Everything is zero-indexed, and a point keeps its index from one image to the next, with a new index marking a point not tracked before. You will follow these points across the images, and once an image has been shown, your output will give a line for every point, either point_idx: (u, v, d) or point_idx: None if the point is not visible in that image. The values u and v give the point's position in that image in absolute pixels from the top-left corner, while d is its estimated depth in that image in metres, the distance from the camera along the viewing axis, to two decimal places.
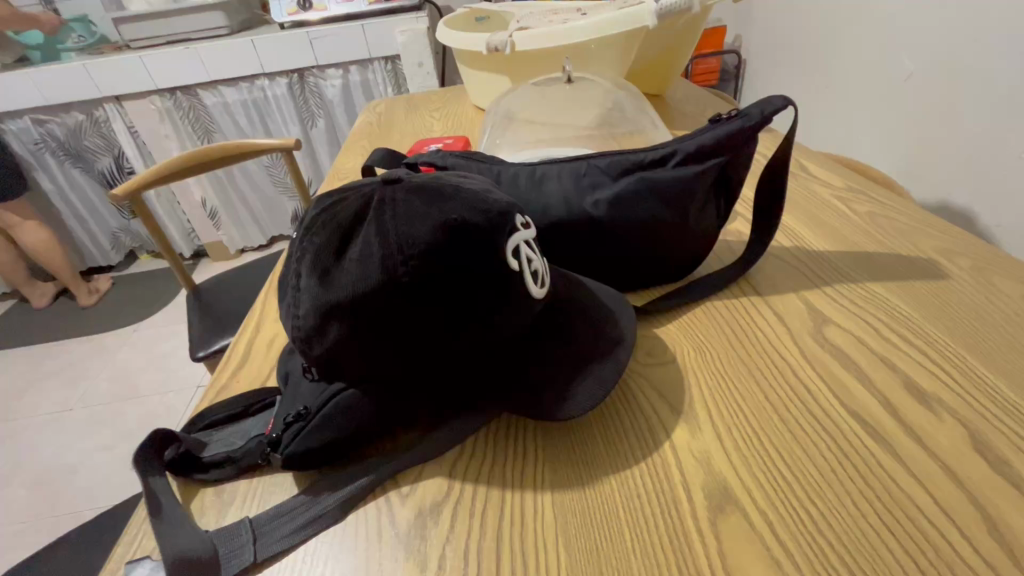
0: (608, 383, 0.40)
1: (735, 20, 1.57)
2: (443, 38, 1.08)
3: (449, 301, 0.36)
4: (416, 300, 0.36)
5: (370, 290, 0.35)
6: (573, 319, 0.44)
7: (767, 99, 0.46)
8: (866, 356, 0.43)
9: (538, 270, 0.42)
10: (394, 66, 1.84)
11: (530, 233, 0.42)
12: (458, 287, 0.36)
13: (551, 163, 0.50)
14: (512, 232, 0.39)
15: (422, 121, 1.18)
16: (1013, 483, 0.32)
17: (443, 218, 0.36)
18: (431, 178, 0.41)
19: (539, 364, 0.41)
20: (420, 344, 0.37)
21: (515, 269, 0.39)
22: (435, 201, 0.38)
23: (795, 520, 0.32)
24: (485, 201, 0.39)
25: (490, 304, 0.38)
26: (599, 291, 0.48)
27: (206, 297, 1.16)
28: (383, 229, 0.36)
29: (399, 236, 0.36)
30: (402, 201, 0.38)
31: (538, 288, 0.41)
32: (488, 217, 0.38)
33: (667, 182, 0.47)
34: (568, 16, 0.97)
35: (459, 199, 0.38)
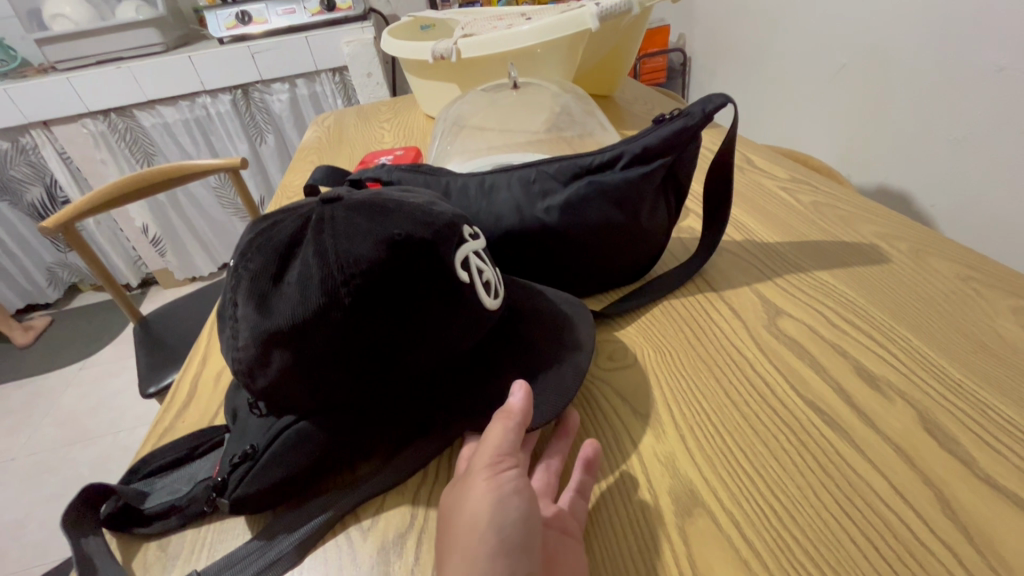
0: (571, 389, 0.39)
1: (677, 20, 1.60)
2: (388, 48, 1.07)
3: (401, 318, 0.35)
4: (363, 321, 0.34)
5: (311, 315, 0.33)
6: (531, 328, 0.44)
7: (707, 97, 0.46)
8: (820, 346, 0.43)
9: (491, 281, 0.41)
10: (343, 77, 1.81)
11: (480, 244, 0.42)
12: (405, 305, 0.35)
13: (500, 172, 0.49)
14: (460, 243, 0.39)
15: (373, 132, 1.16)
16: (961, 461, 0.33)
17: (385, 234, 0.35)
18: (373, 194, 0.40)
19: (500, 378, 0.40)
20: (371, 366, 0.35)
21: (466, 280, 0.38)
22: (376, 214, 0.36)
23: (760, 516, 0.32)
24: (429, 213, 0.38)
25: (443, 320, 0.37)
26: (558, 295, 0.48)
27: (154, 330, 1.10)
28: (320, 249, 0.35)
29: (338, 255, 0.34)
30: (342, 218, 0.36)
31: (491, 299, 0.41)
32: (434, 229, 0.37)
33: (616, 184, 0.47)
34: (513, 22, 0.99)
35: (402, 213, 0.37)
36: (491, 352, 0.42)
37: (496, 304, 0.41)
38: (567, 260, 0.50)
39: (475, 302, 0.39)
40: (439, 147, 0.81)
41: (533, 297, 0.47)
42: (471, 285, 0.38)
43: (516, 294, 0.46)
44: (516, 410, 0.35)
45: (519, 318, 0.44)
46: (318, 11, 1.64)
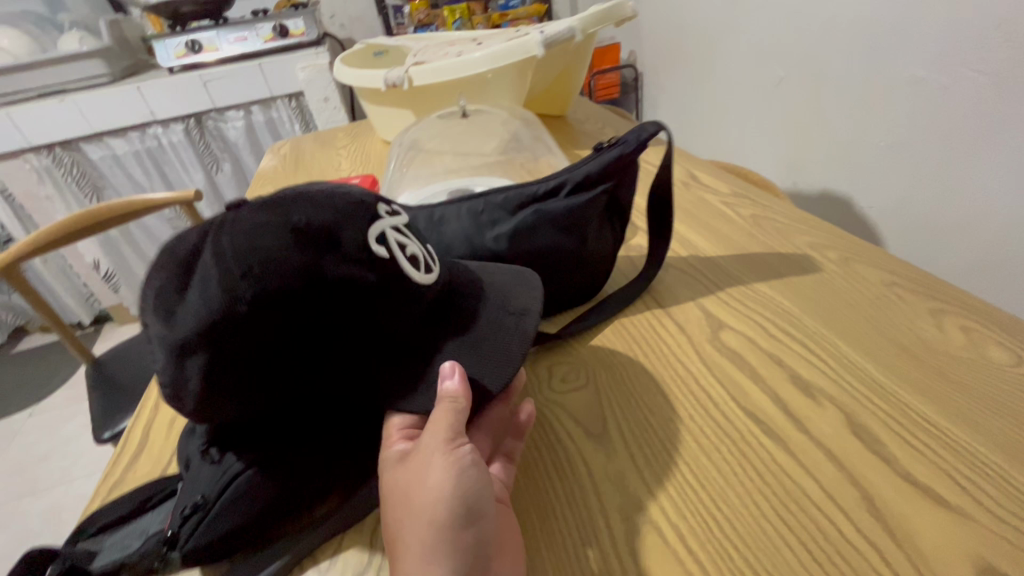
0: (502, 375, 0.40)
1: (626, 38, 1.66)
2: (341, 77, 1.08)
3: (322, 307, 0.35)
4: (279, 314, 0.33)
5: (218, 317, 0.32)
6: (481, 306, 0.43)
7: (642, 126, 0.49)
8: (759, 357, 0.46)
9: (418, 256, 0.41)
10: (299, 102, 1.79)
11: (400, 220, 0.42)
12: (319, 294, 0.34)
13: (449, 204, 0.51)
14: (375, 220, 0.39)
15: (330, 159, 1.16)
16: (884, 460, 0.36)
17: (283, 227, 0.34)
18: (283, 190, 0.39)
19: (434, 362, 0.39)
20: (302, 356, 0.35)
21: (384, 254, 0.38)
22: (279, 210, 0.36)
23: (704, 529, 0.34)
24: (330, 198, 0.38)
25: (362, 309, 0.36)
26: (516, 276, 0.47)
27: (107, 372, 1.05)
28: (221, 251, 0.33)
29: (236, 251, 0.33)
30: (241, 216, 0.35)
31: (422, 273, 0.40)
32: (337, 213, 0.37)
33: (561, 211, 0.49)
34: (463, 49, 1.02)
35: (306, 207, 0.36)
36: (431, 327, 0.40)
37: (429, 281, 0.41)
38: None
39: (398, 279, 0.38)
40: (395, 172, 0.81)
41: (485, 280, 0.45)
42: (392, 257, 0.38)
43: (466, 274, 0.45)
44: (460, 393, 0.36)
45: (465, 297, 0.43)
46: (270, 38, 1.64)
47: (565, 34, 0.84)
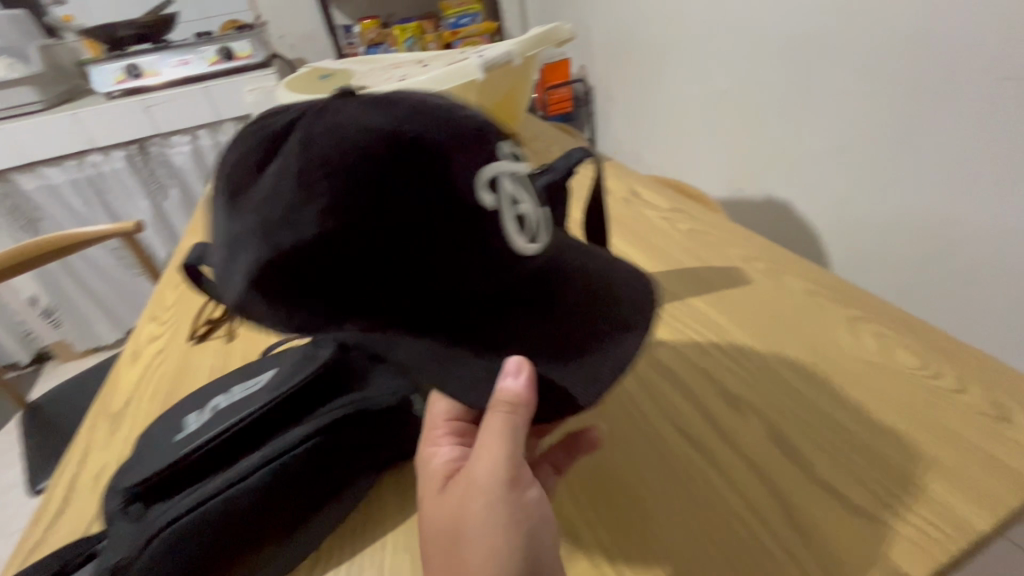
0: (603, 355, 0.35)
1: (575, 54, 1.70)
2: (285, 101, 1.07)
3: (392, 229, 0.31)
4: (346, 223, 0.31)
5: (287, 199, 0.31)
6: (582, 281, 0.38)
7: (569, 153, 0.51)
8: (691, 372, 0.47)
9: (528, 218, 0.35)
10: (249, 124, 1.76)
11: (520, 169, 0.36)
12: (396, 227, 0.31)
13: None
14: (489, 161, 0.34)
15: None
16: (799, 465, 0.38)
17: (372, 133, 0.31)
18: (418, 94, 0.36)
19: (515, 314, 0.34)
20: (355, 273, 0.31)
21: (487, 202, 0.33)
22: (389, 113, 0.33)
23: (630, 554, 0.35)
24: (446, 113, 0.34)
25: (435, 242, 0.32)
26: (610, 256, 0.43)
27: (43, 418, 1.00)
28: (310, 137, 0.32)
29: (321, 141, 0.31)
30: (349, 108, 0.34)
31: (527, 241, 0.35)
32: (447, 129, 0.33)
33: None
34: (409, 71, 1.03)
35: (417, 118, 0.33)
36: (532, 277, 0.35)
37: (533, 250, 0.35)
38: None
39: (497, 234, 0.33)
40: None
41: (580, 254, 0.41)
42: (496, 207, 0.34)
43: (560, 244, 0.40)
44: (519, 399, 0.30)
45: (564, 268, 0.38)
46: (215, 61, 1.62)
47: (504, 58, 0.85)
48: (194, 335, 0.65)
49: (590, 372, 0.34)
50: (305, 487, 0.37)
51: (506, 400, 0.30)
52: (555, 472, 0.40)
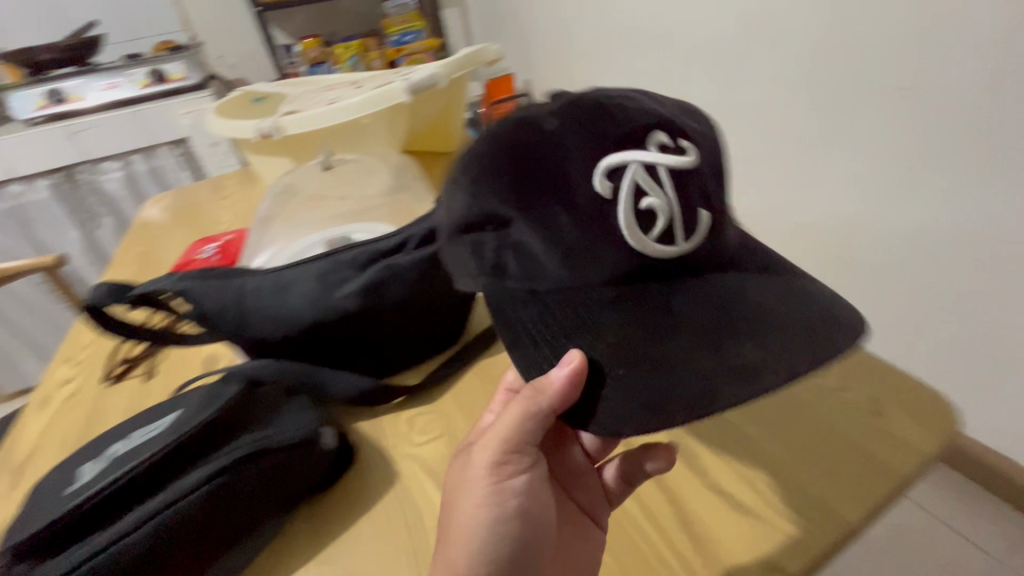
0: (696, 383, 0.33)
1: (520, 68, 1.72)
2: (214, 126, 1.02)
3: (522, 201, 0.36)
4: (484, 189, 0.37)
5: (464, 164, 0.40)
6: (724, 317, 0.36)
7: None
8: None
9: (658, 214, 0.37)
10: (186, 149, 1.69)
11: (671, 165, 0.37)
12: (527, 200, 0.36)
13: (294, 267, 0.49)
14: (623, 155, 0.36)
15: (215, 212, 1.11)
16: (699, 476, 0.40)
17: (540, 131, 0.37)
18: (650, 106, 0.40)
19: (613, 312, 0.36)
20: (490, 229, 0.38)
21: (605, 190, 0.36)
22: (580, 115, 0.38)
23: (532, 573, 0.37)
24: (626, 119, 0.38)
25: (547, 234, 0.36)
26: (818, 303, 0.39)
27: None
28: (500, 122, 0.40)
29: (507, 123, 0.39)
30: (565, 102, 0.40)
31: (653, 237, 0.37)
32: (617, 130, 0.37)
33: (408, 265, 0.50)
34: (341, 91, 1.04)
35: (597, 128, 0.37)
36: (664, 284, 0.37)
37: (662, 249, 0.37)
38: (376, 340, 0.52)
39: (610, 228, 0.36)
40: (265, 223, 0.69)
41: (759, 289, 0.39)
42: (614, 199, 0.36)
43: (728, 276, 0.39)
44: (550, 385, 0.34)
45: (717, 298, 0.37)
46: (146, 83, 1.57)
47: (428, 82, 0.87)
48: (110, 377, 0.62)
49: (659, 397, 0.33)
50: (207, 528, 0.37)
51: (540, 386, 0.35)
52: (624, 483, 0.41)
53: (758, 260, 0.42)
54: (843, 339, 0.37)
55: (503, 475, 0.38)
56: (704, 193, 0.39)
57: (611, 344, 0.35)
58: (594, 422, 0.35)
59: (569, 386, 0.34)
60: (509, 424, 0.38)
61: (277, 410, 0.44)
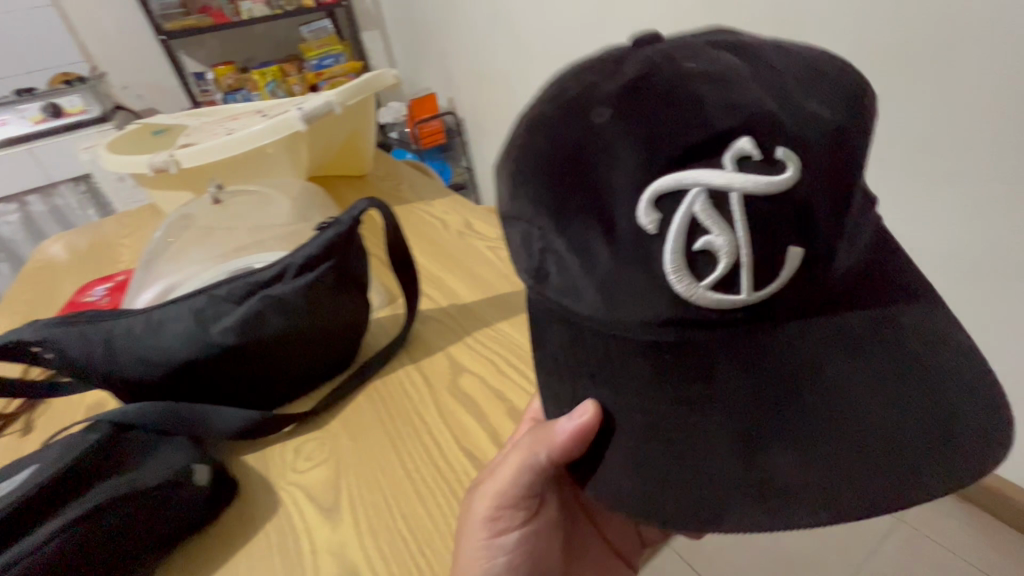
0: (711, 487, 0.29)
1: (442, 87, 1.75)
2: (106, 162, 0.98)
3: (553, 214, 0.32)
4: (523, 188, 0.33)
5: (518, 143, 0.34)
6: (786, 405, 0.30)
7: (353, 206, 0.54)
8: (485, 395, 0.52)
9: (723, 258, 0.29)
10: (90, 185, 1.60)
11: (754, 190, 0.29)
12: (557, 214, 0.32)
13: (166, 304, 0.48)
14: (682, 181, 0.29)
15: (116, 250, 1.06)
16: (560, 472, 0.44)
17: (588, 131, 0.31)
18: (759, 90, 0.30)
19: (650, 366, 0.31)
20: (525, 230, 0.34)
21: (651, 227, 0.30)
22: (644, 107, 0.30)
23: (402, 566, 0.40)
24: (706, 122, 0.29)
25: (580, 260, 0.31)
26: (935, 416, 0.30)
27: None
28: (562, 103, 0.33)
29: (570, 107, 0.33)
30: (646, 84, 0.31)
31: (714, 283, 0.30)
32: (679, 136, 0.29)
33: (286, 295, 0.50)
34: (247, 120, 1.02)
35: (660, 130, 0.30)
36: (726, 329, 0.31)
37: (718, 301, 0.30)
38: (262, 372, 0.52)
39: (653, 267, 0.30)
40: (154, 253, 0.69)
41: (852, 366, 0.30)
42: (661, 234, 0.30)
43: (821, 341, 0.31)
44: (553, 442, 0.35)
45: (777, 377, 0.30)
46: (40, 119, 1.49)
47: (323, 109, 0.88)
48: None
49: (661, 482, 0.30)
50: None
51: (544, 437, 0.36)
52: None
53: (873, 306, 0.33)
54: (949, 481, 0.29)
55: (494, 530, 0.42)
56: (804, 223, 0.30)
57: (637, 407, 0.31)
58: (591, 484, 0.33)
59: (571, 443, 0.34)
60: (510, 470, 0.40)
61: (146, 453, 0.43)
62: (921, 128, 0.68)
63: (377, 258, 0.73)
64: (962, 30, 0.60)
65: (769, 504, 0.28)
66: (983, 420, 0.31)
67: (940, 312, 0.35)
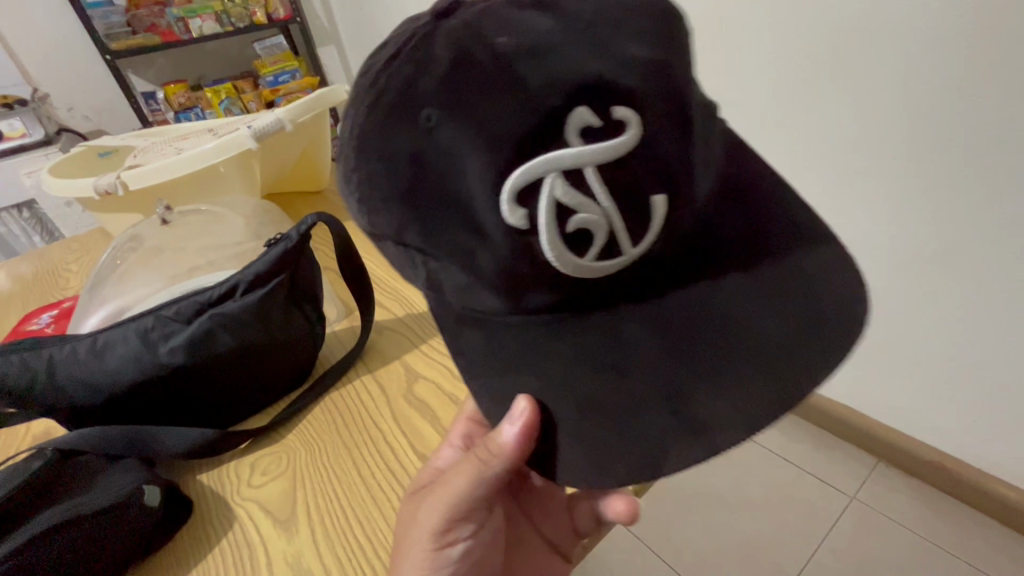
0: (648, 438, 0.32)
1: None
2: (48, 185, 0.96)
3: (423, 226, 0.33)
4: (381, 206, 0.34)
5: (357, 163, 0.34)
6: (688, 351, 0.34)
7: (302, 220, 0.54)
8: (439, 401, 0.53)
9: (595, 232, 0.33)
10: (34, 212, 1.55)
11: (602, 164, 0.31)
12: (427, 224, 0.33)
13: (112, 327, 0.48)
14: (532, 174, 0.31)
15: (63, 276, 1.03)
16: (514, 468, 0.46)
17: (425, 139, 0.31)
18: (575, 52, 0.30)
19: (557, 345, 0.35)
20: (401, 243, 0.35)
21: (523, 220, 0.32)
22: (464, 102, 0.30)
23: (357, 569, 0.40)
24: (524, 108, 0.30)
25: (466, 267, 0.34)
26: (808, 315, 0.36)
27: None
28: (383, 112, 0.32)
29: (393, 115, 0.32)
30: (458, 73, 0.31)
31: (588, 257, 0.33)
32: (507, 129, 0.30)
33: (236, 312, 0.51)
34: (197, 139, 1.01)
35: (489, 129, 0.30)
36: (616, 301, 0.35)
37: (602, 267, 0.34)
38: (214, 391, 0.52)
39: (536, 257, 0.33)
40: (101, 276, 0.68)
41: (736, 301, 0.36)
42: (533, 227, 0.32)
43: (703, 290, 0.36)
44: (506, 447, 0.35)
45: (678, 332, 0.34)
46: None
47: (275, 127, 0.89)
48: None
49: (609, 446, 0.32)
50: None
51: (491, 446, 0.36)
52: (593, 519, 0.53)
53: (739, 244, 0.38)
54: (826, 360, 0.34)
55: (441, 541, 0.41)
56: (657, 168, 0.33)
57: (554, 391, 0.34)
58: (558, 474, 0.34)
59: (519, 444, 0.35)
60: (459, 482, 0.40)
61: (96, 478, 0.42)
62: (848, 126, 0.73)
63: (330, 270, 0.75)
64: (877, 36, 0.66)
65: (704, 443, 0.32)
66: (845, 307, 0.37)
67: (799, 227, 0.40)
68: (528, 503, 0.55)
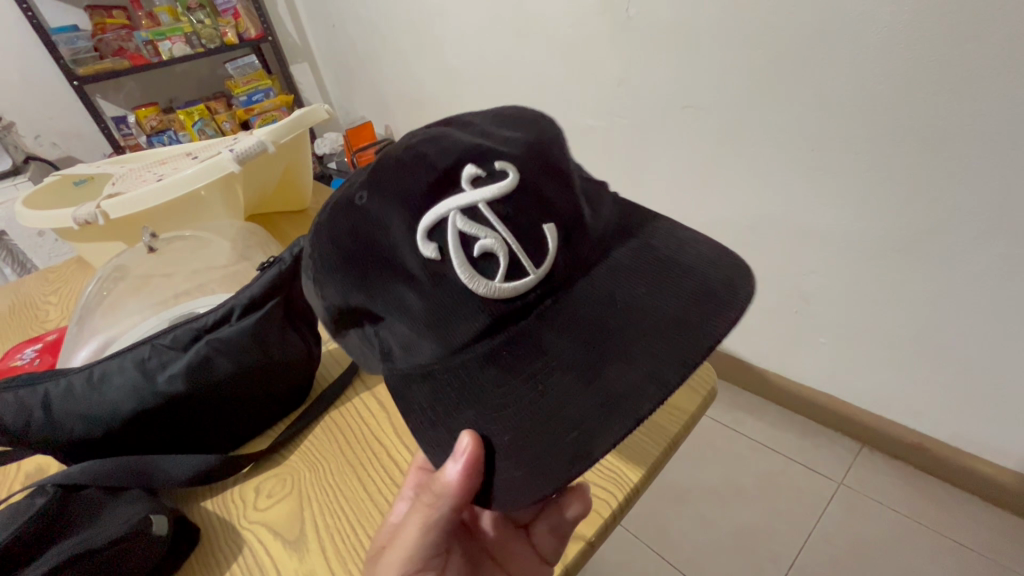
0: (579, 426, 0.35)
1: (378, 115, 1.76)
2: (22, 219, 0.94)
3: (364, 289, 0.37)
4: (328, 285, 0.38)
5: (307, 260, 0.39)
6: (602, 338, 0.38)
7: (293, 244, 0.55)
8: None
9: (497, 255, 0.37)
10: (6, 246, 1.44)
11: (487, 195, 0.37)
12: (369, 286, 0.37)
13: (109, 358, 0.48)
14: (438, 209, 0.37)
15: (43, 309, 1.01)
16: None
17: (356, 211, 0.38)
18: (465, 136, 0.40)
19: (491, 367, 0.37)
20: (353, 316, 0.39)
21: (433, 251, 0.36)
22: (386, 179, 0.38)
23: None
24: (432, 163, 0.38)
25: (402, 313, 0.37)
26: (694, 286, 0.41)
27: None
28: (325, 214, 0.39)
29: (332, 211, 0.39)
30: (381, 165, 0.39)
31: (499, 285, 0.37)
32: (424, 182, 0.37)
33: (233, 337, 0.51)
34: (176, 163, 1.00)
35: (411, 188, 0.37)
36: (536, 311, 0.38)
37: (511, 287, 0.37)
38: (211, 420, 0.52)
39: (453, 282, 0.37)
40: (90, 304, 0.67)
41: (635, 291, 0.40)
42: (444, 256, 0.36)
43: (608, 287, 0.40)
44: (453, 481, 0.35)
45: (590, 332, 0.38)
46: None
47: (255, 149, 0.88)
48: None
49: (547, 454, 0.34)
50: None
51: (439, 485, 0.36)
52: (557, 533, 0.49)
53: (629, 243, 0.43)
54: (718, 323, 0.39)
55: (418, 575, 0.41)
56: (545, 207, 0.39)
57: (494, 411, 0.36)
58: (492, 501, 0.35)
59: (464, 480, 0.35)
60: (411, 530, 0.40)
61: (98, 514, 0.42)
62: (816, 125, 0.76)
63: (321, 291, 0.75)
64: (840, 36, 0.69)
65: (624, 411, 0.35)
66: (729, 274, 0.43)
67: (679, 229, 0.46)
68: (494, 543, 0.52)
